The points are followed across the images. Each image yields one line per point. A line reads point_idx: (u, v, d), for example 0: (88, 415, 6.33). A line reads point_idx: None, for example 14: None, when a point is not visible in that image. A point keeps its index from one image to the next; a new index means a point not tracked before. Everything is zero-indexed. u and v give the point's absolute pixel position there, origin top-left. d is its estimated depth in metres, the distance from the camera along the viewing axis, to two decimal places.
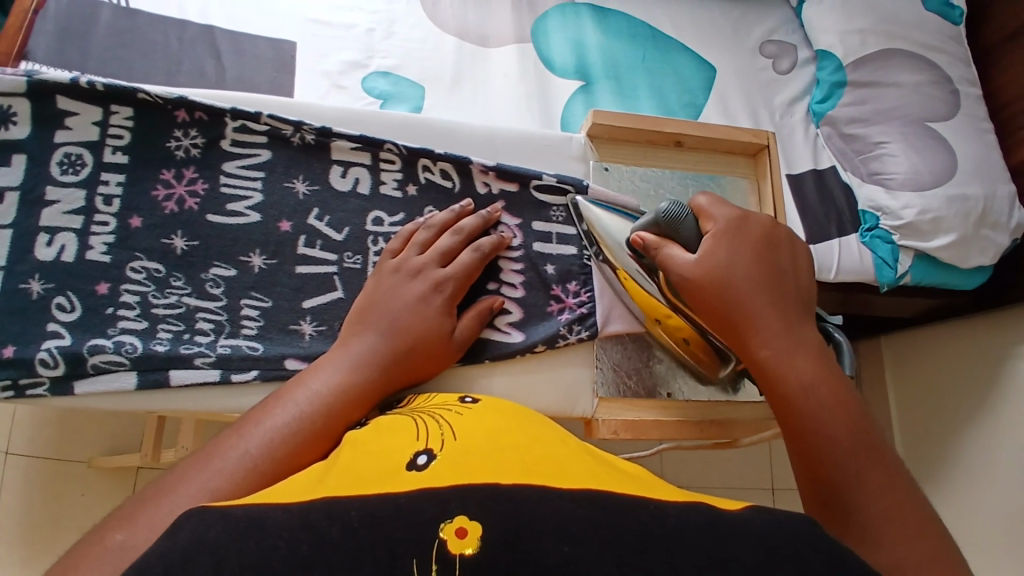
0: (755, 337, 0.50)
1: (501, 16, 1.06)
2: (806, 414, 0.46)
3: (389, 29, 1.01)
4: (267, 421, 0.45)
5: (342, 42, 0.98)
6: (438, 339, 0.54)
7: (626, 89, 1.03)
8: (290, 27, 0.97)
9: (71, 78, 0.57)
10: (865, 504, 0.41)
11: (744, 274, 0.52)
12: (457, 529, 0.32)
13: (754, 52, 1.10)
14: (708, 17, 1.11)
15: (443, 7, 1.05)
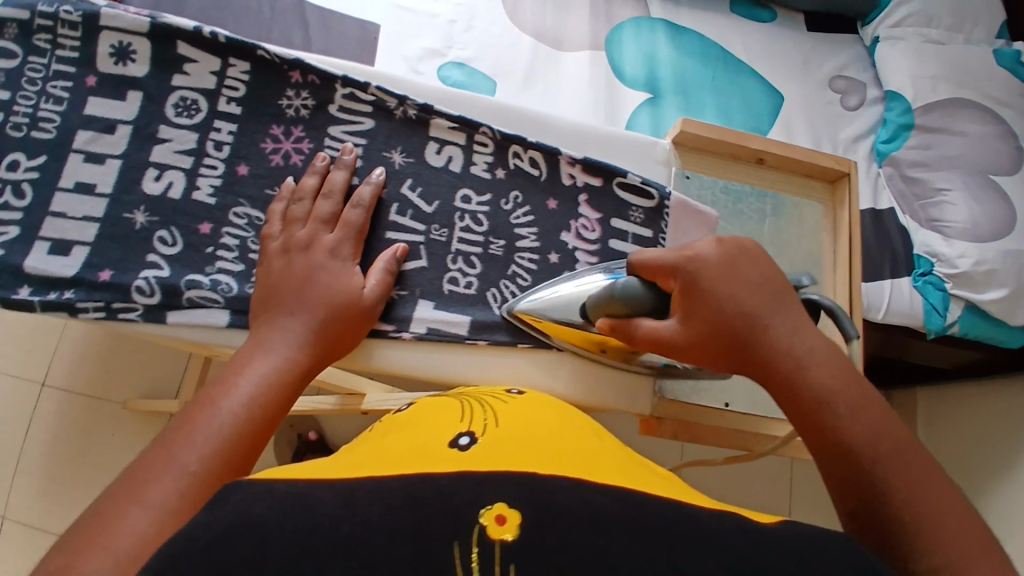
0: (776, 357, 0.45)
1: (578, 20, 1.08)
2: (846, 437, 0.41)
3: (470, 22, 1.03)
4: (217, 414, 0.44)
5: (423, 30, 1.00)
6: (356, 310, 0.55)
7: (693, 104, 1.04)
8: (377, 10, 0.99)
9: (196, 27, 0.61)
10: (924, 512, 0.38)
11: (737, 291, 0.48)
12: (496, 515, 0.32)
13: (822, 84, 1.11)
14: (782, 45, 1.12)
15: (522, 7, 1.07)
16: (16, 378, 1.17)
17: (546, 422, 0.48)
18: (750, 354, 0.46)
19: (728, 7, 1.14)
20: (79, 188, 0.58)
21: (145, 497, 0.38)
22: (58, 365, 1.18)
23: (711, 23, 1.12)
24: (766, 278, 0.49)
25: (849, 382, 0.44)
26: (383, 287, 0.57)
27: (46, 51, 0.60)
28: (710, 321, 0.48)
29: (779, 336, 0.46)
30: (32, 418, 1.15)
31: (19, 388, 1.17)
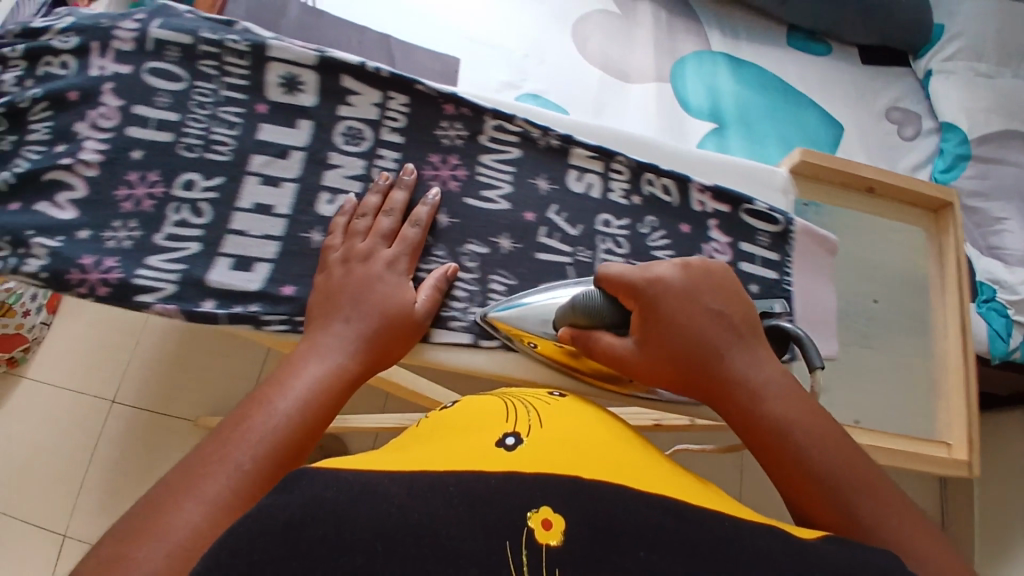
0: (731, 381, 0.54)
1: (642, 55, 1.12)
2: (791, 447, 0.50)
3: (541, 56, 1.08)
4: (269, 418, 0.50)
5: (503, 64, 1.06)
6: (408, 325, 0.61)
7: (755, 135, 1.08)
8: (453, 43, 1.04)
9: (362, 63, 0.69)
10: (871, 515, 0.47)
11: (695, 324, 0.56)
12: (615, 505, 0.39)
13: (878, 117, 1.15)
14: (837, 80, 1.16)
15: (591, 42, 1.12)
16: (86, 394, 1.20)
17: (585, 426, 0.53)
18: (712, 383, 0.54)
19: (785, 41, 1.19)
20: (260, 209, 0.65)
21: (195, 490, 0.44)
22: (128, 382, 1.22)
23: (770, 57, 1.16)
24: (722, 309, 0.57)
25: (799, 400, 0.52)
26: (455, 310, 0.61)
27: (213, 76, 0.67)
28: (668, 347, 0.56)
29: (731, 361, 0.54)
30: (100, 435, 1.18)
31: (89, 405, 1.20)
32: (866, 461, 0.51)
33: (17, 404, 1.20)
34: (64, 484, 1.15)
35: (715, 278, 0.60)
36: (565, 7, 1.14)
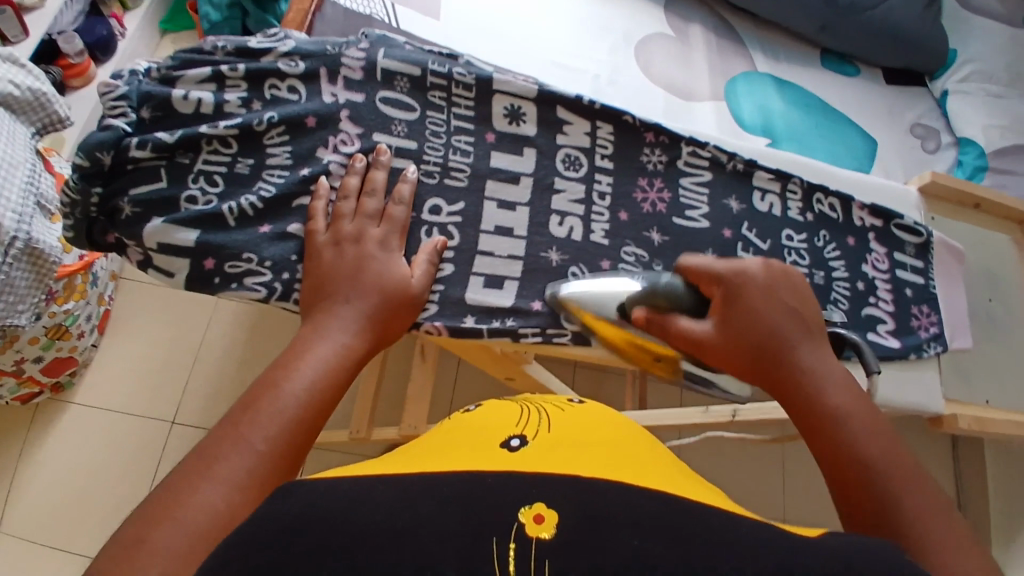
0: (795, 375, 0.46)
1: (700, 74, 1.14)
2: (847, 440, 0.43)
3: (612, 76, 1.09)
4: (284, 398, 0.41)
5: (570, 84, 1.07)
6: (404, 302, 0.49)
7: (806, 151, 1.10)
8: (504, 55, 1.05)
9: None
10: (921, 519, 0.39)
11: (765, 315, 0.48)
12: (535, 514, 0.33)
13: (906, 132, 1.15)
14: (868, 97, 1.18)
15: (654, 63, 1.13)
16: (145, 419, 1.15)
17: (592, 426, 0.53)
18: (774, 370, 0.47)
19: (820, 64, 1.20)
20: None
21: (217, 472, 0.37)
22: (187, 403, 1.17)
23: (807, 77, 1.18)
24: (798, 302, 0.50)
25: (858, 402, 0.45)
26: (429, 279, 0.51)
27: None
28: (741, 331, 0.48)
29: (802, 352, 0.47)
30: (166, 459, 1.12)
31: (150, 428, 1.15)
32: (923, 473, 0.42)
33: (62, 431, 1.13)
34: (65, 496, 1.09)
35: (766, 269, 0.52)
36: (627, 26, 1.15)
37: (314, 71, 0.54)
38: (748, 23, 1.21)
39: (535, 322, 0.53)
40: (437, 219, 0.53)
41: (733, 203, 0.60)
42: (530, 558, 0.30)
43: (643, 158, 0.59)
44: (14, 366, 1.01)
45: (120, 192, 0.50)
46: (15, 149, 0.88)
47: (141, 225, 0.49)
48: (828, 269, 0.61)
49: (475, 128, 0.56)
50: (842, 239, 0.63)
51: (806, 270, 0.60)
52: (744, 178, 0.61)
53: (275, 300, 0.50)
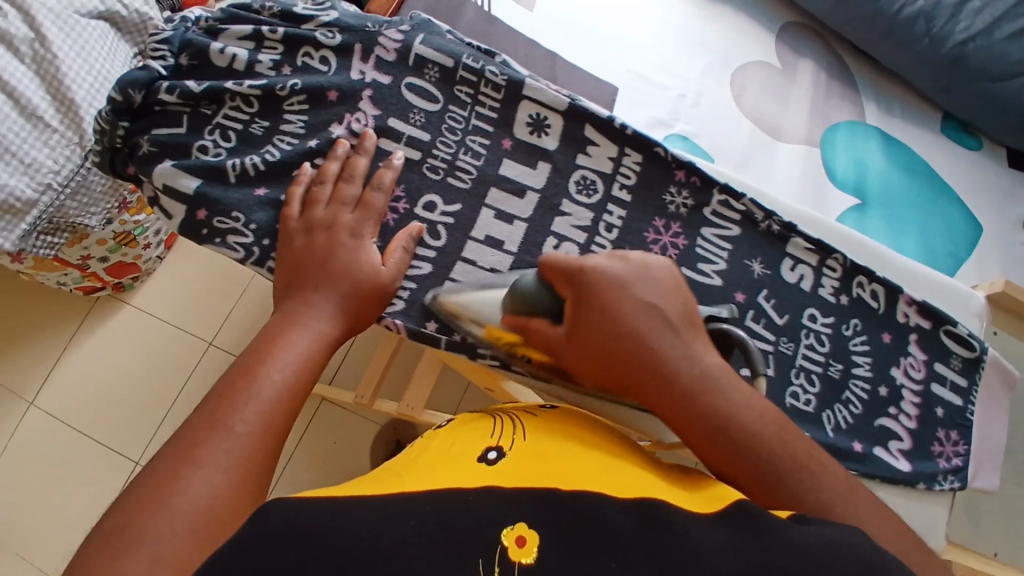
0: (677, 386, 0.43)
1: (799, 114, 1.05)
2: (753, 451, 0.42)
3: (697, 99, 1.03)
4: (269, 385, 0.43)
5: (653, 100, 1.02)
6: (373, 292, 0.48)
7: (898, 221, 0.99)
8: (591, 58, 1.02)
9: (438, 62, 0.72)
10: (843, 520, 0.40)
11: (626, 312, 0.45)
12: (518, 536, 0.35)
13: (1019, 224, 1.02)
14: (986, 174, 1.04)
15: (748, 93, 1.05)
16: (187, 333, 1.23)
17: (569, 431, 0.48)
18: (659, 386, 0.44)
19: (937, 128, 1.07)
20: None
21: (202, 459, 0.38)
22: (227, 327, 1.23)
23: (921, 140, 1.06)
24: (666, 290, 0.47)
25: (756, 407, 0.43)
26: (402, 268, 0.50)
27: None
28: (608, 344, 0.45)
29: (673, 357, 0.44)
30: (197, 374, 1.20)
31: (189, 344, 1.22)
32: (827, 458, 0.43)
33: (114, 327, 1.23)
34: (104, 385, 1.19)
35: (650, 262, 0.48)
36: (728, 49, 1.07)
37: (349, 46, 0.54)
38: (868, 68, 1.10)
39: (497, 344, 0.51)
40: (428, 216, 0.52)
41: (756, 266, 0.54)
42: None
43: (665, 198, 0.54)
44: (79, 260, 1.10)
45: (144, 131, 0.52)
46: (113, 65, 0.97)
47: (153, 168, 0.51)
48: (848, 364, 0.55)
49: (494, 131, 0.54)
50: (876, 333, 0.56)
51: (823, 358, 0.54)
52: (777, 242, 0.55)
53: (252, 264, 0.51)
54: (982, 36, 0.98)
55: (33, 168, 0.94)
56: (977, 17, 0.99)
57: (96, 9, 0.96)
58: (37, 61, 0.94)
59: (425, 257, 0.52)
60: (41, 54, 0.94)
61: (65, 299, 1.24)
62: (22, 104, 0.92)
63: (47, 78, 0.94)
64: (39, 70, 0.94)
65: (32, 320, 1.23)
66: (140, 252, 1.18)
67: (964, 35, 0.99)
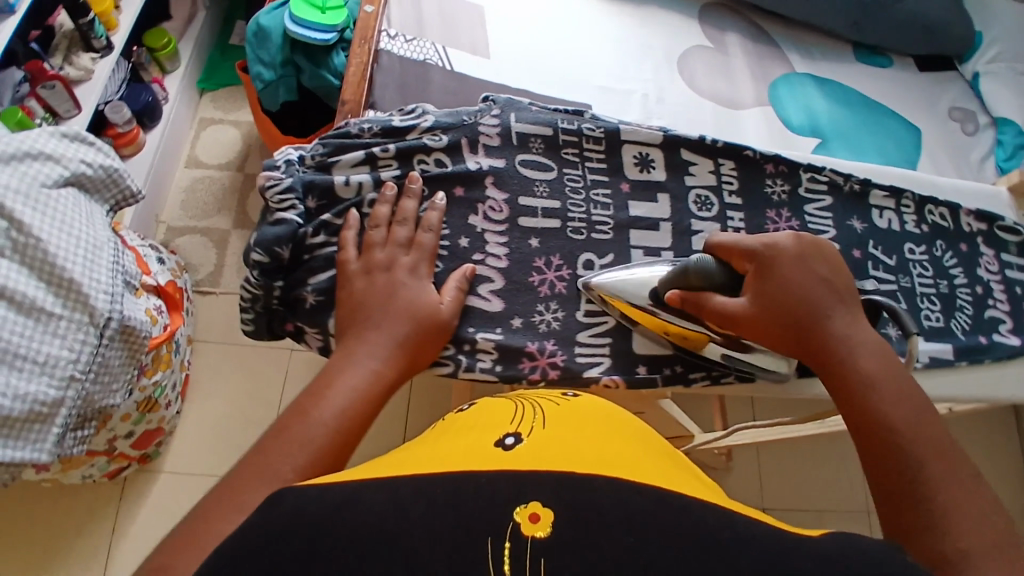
0: (828, 342, 0.56)
1: (744, 82, 1.16)
2: (876, 405, 0.52)
3: (660, 95, 1.11)
4: (314, 424, 0.47)
5: (625, 107, 1.09)
6: (432, 326, 0.56)
7: (857, 146, 1.12)
8: (565, 86, 1.08)
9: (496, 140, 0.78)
10: (929, 478, 0.48)
11: (806, 285, 0.57)
12: (531, 513, 0.36)
13: (944, 116, 1.18)
14: (904, 84, 1.21)
15: (698, 77, 1.15)
16: None
17: (591, 424, 0.50)
18: (812, 339, 0.56)
19: (853, 58, 1.22)
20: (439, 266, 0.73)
21: (246, 500, 0.42)
22: None
23: (844, 73, 1.20)
24: (834, 272, 0.59)
25: (893, 387, 0.53)
26: (458, 304, 0.58)
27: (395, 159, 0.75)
28: (778, 309, 0.57)
29: (831, 321, 0.56)
30: None
31: None
32: (939, 427, 0.51)
33: (155, 501, 1.15)
34: None
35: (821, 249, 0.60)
36: (666, 44, 1.17)
37: (456, 142, 0.63)
38: (779, 25, 1.24)
39: (701, 366, 0.63)
40: (592, 271, 0.63)
41: (856, 223, 0.65)
42: (524, 553, 0.34)
43: (769, 191, 0.65)
44: (106, 444, 1.02)
45: (300, 283, 0.60)
46: (95, 230, 0.88)
47: (327, 312, 0.59)
48: (950, 278, 0.65)
49: (608, 178, 0.65)
50: (956, 246, 0.67)
51: (932, 281, 0.65)
52: (859, 198, 0.66)
53: (463, 371, 0.59)
54: None
55: (49, 365, 0.80)
56: None
57: (62, 176, 0.86)
58: (19, 250, 0.81)
59: (605, 310, 0.63)
60: (21, 241, 0.81)
61: (88, 489, 1.14)
62: (18, 301, 0.79)
63: (36, 265, 0.81)
64: (24, 260, 0.81)
65: (58, 527, 1.12)
66: (165, 412, 1.11)
67: None
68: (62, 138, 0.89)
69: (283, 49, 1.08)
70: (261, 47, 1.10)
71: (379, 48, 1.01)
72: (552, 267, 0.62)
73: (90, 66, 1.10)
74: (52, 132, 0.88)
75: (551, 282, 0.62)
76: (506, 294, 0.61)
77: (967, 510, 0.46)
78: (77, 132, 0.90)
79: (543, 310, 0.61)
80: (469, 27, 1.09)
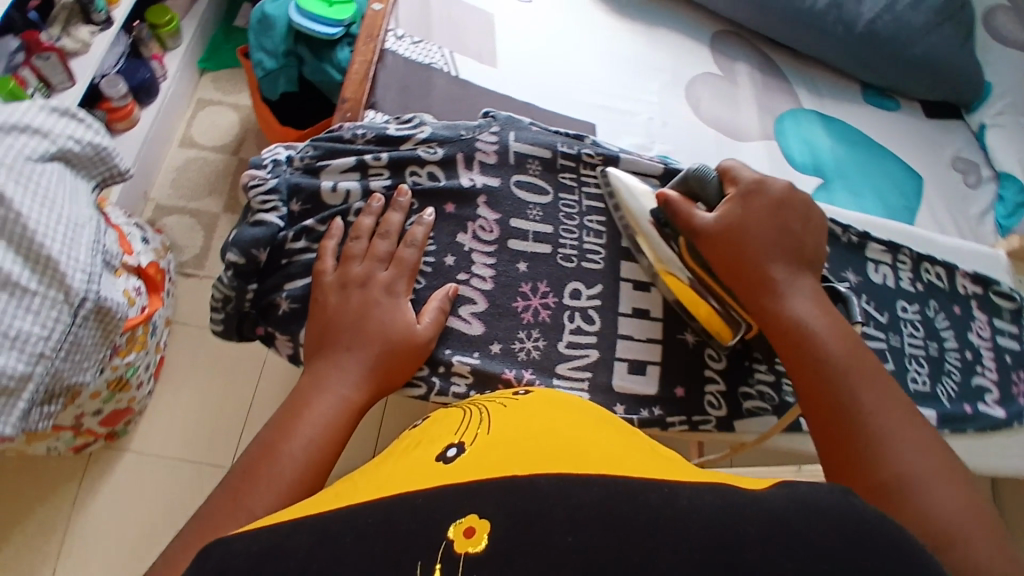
0: (768, 286, 0.58)
1: (749, 112, 1.15)
2: (812, 351, 0.55)
3: (665, 119, 1.10)
4: (281, 463, 0.49)
5: (629, 128, 1.08)
6: (409, 349, 0.57)
7: (858, 189, 1.11)
8: (572, 104, 1.07)
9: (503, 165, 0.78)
10: (870, 412, 0.52)
11: (761, 232, 0.59)
12: (466, 528, 0.34)
13: (946, 166, 1.18)
14: (908, 129, 1.20)
15: (704, 103, 1.14)
16: (199, 464, 1.14)
17: (538, 420, 0.50)
18: (755, 281, 0.58)
19: (861, 98, 1.22)
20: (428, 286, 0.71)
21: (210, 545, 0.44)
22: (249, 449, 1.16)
23: (849, 113, 1.20)
24: (800, 223, 0.61)
25: (844, 338, 0.56)
26: (438, 323, 0.59)
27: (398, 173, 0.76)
28: (728, 253, 0.59)
29: (774, 270, 0.58)
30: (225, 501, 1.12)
31: (210, 475, 1.14)
32: (869, 361, 0.55)
33: (116, 483, 1.12)
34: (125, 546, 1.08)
35: (772, 191, 0.62)
36: (675, 68, 1.16)
37: (453, 157, 0.65)
38: (789, 59, 1.23)
39: (680, 410, 0.63)
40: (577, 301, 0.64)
41: (851, 275, 0.64)
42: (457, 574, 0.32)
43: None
44: (72, 422, 0.99)
45: (274, 288, 0.61)
46: (79, 208, 0.86)
47: (298, 321, 0.60)
48: (940, 340, 0.65)
49: (603, 207, 0.68)
50: (949, 308, 0.67)
51: (921, 341, 0.64)
52: (857, 250, 0.66)
53: (435, 394, 0.60)
54: (884, 13, 1.16)
55: (21, 339, 0.77)
56: None
57: (49, 151, 0.84)
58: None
59: (590, 343, 0.63)
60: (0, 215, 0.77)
61: (50, 468, 1.11)
62: None
63: (14, 240, 0.78)
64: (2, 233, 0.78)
65: (15, 502, 1.09)
66: (135, 394, 1.09)
67: (870, 15, 1.16)
68: (52, 112, 0.87)
69: (287, 38, 1.07)
70: (264, 35, 1.09)
71: (385, 47, 0.99)
72: (539, 294, 0.63)
73: (89, 40, 1.09)
74: (42, 105, 0.86)
75: (536, 309, 0.63)
76: (488, 318, 0.62)
77: (906, 436, 0.51)
78: (67, 106, 0.88)
79: (524, 337, 0.62)
80: (478, 34, 1.08)
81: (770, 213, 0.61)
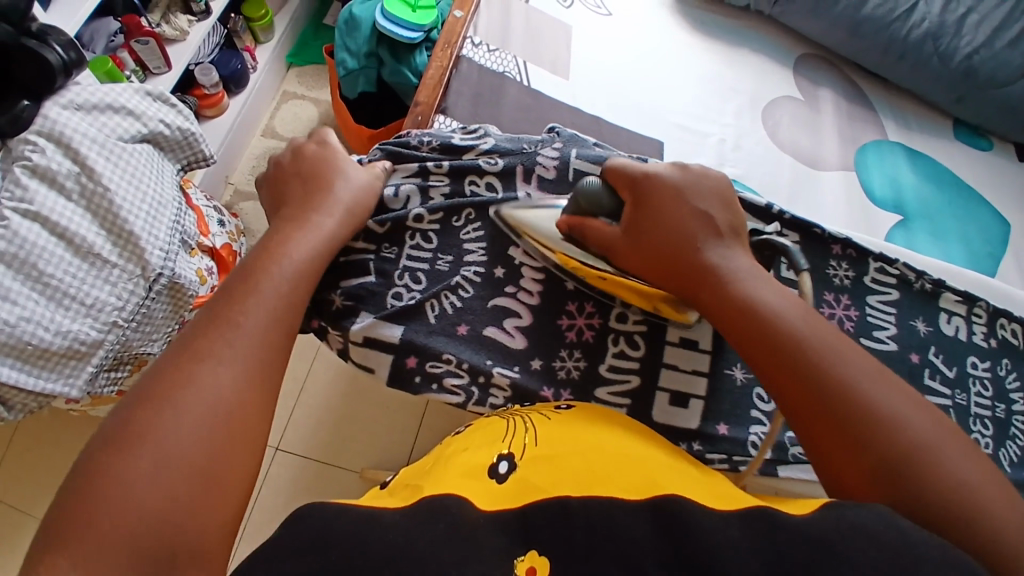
0: (707, 271, 0.55)
1: (829, 141, 1.10)
2: (773, 333, 0.51)
3: (737, 142, 1.07)
4: (224, 363, 0.48)
5: (698, 148, 1.05)
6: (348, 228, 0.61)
7: (941, 231, 1.04)
8: (644, 121, 1.06)
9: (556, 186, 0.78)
10: (840, 381, 0.48)
11: (677, 218, 0.57)
12: (529, 567, 0.41)
13: None
14: (1000, 172, 1.12)
15: (782, 128, 1.10)
16: None
17: (583, 437, 0.52)
18: (690, 272, 0.55)
19: (951, 134, 1.15)
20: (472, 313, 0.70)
21: (145, 446, 0.42)
22: (295, 431, 1.22)
23: (937, 149, 1.13)
24: (717, 202, 0.58)
25: (800, 314, 0.52)
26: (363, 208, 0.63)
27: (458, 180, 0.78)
28: (654, 236, 0.57)
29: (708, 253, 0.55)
30: (268, 481, 1.17)
31: None
32: (827, 333, 0.51)
33: None
34: None
35: (661, 176, 0.58)
36: (754, 90, 1.13)
37: (511, 169, 0.68)
38: (878, 87, 1.18)
39: (721, 449, 0.61)
40: (623, 324, 0.64)
41: (920, 325, 0.61)
42: None
43: (830, 272, 0.61)
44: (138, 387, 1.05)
45: (331, 284, 0.63)
46: (164, 188, 0.92)
47: (350, 317, 0.62)
48: (1009, 403, 0.61)
49: None
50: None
51: (989, 403, 0.60)
52: (930, 298, 0.62)
53: (473, 403, 0.61)
54: (984, 48, 1.08)
55: (94, 308, 0.83)
56: (977, 31, 1.08)
57: (140, 133, 0.90)
58: (86, 196, 0.84)
59: (632, 369, 0.63)
60: (90, 188, 0.84)
61: None
62: (76, 244, 0.82)
63: (100, 213, 0.84)
64: (89, 205, 0.84)
65: None
66: None
67: (968, 49, 1.08)
68: (146, 96, 0.93)
69: (370, 40, 1.10)
70: (349, 36, 1.13)
71: (461, 54, 1.01)
72: (584, 314, 0.64)
73: (186, 28, 1.16)
74: (138, 89, 0.92)
75: (580, 329, 0.64)
76: (531, 332, 0.64)
77: (897, 411, 0.47)
78: (161, 92, 0.94)
79: (565, 356, 0.63)
80: (554, 45, 1.08)
81: (677, 201, 0.57)
